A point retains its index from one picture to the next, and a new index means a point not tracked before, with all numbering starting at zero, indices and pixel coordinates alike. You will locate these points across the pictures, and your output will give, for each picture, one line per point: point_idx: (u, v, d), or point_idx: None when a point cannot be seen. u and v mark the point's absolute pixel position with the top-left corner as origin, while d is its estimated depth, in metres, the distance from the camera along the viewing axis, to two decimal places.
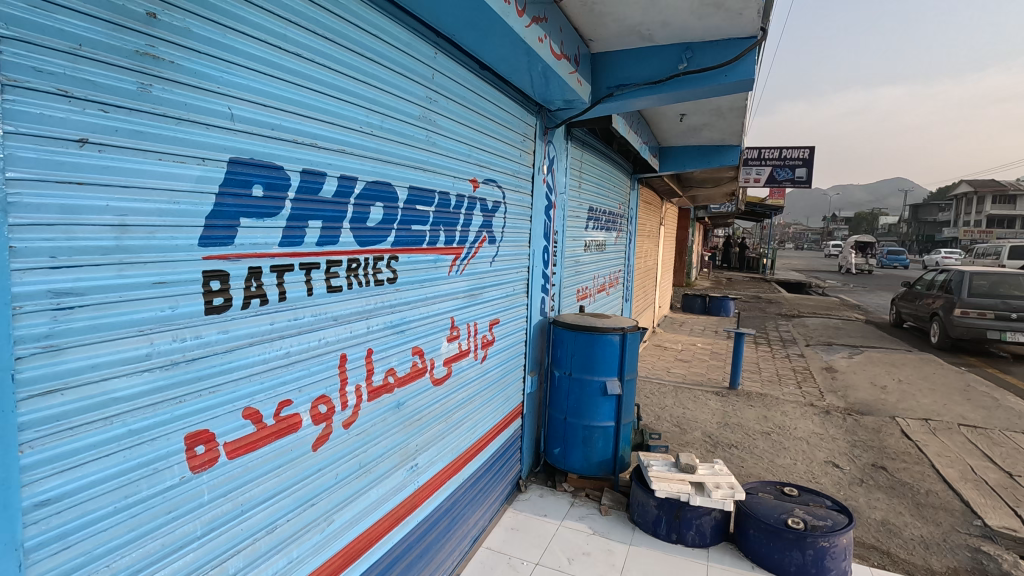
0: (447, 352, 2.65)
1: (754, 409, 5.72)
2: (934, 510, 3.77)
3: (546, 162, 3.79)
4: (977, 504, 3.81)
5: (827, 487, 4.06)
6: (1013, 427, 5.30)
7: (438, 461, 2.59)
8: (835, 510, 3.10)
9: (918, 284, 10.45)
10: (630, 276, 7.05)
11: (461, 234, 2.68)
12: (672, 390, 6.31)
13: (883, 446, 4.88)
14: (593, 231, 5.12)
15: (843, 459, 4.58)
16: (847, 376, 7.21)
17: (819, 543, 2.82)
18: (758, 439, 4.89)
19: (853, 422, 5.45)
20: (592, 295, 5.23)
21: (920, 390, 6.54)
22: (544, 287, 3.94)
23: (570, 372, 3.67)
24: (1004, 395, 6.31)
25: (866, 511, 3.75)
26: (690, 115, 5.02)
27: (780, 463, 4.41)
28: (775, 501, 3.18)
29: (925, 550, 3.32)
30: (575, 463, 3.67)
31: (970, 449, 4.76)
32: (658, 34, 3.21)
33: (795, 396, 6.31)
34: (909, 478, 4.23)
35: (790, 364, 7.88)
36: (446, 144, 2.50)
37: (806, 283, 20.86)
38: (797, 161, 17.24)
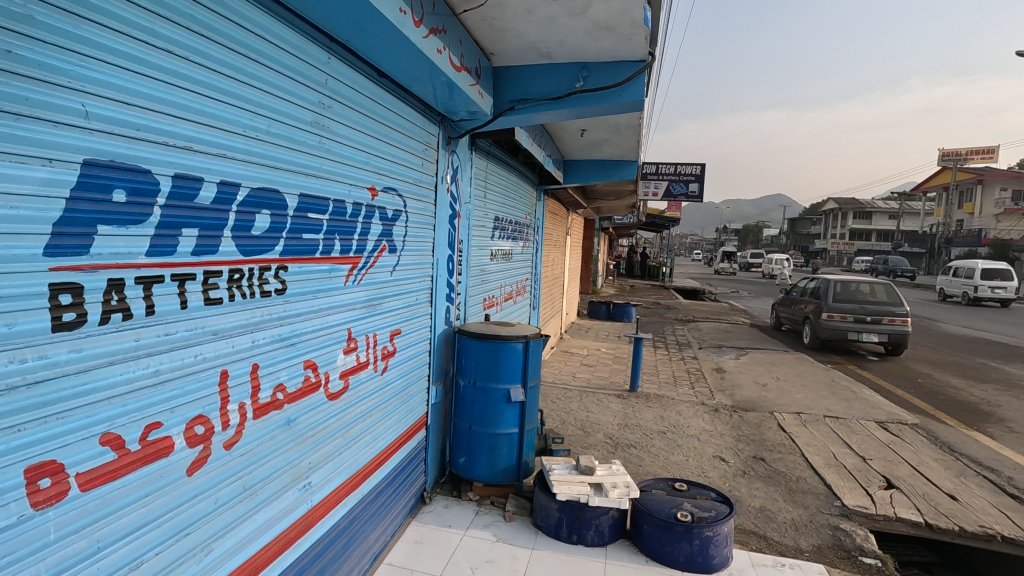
0: (344, 365, 2.57)
1: (652, 410, 6.05)
2: (803, 495, 4.20)
3: (450, 171, 3.80)
4: (837, 486, 4.28)
5: (714, 480, 4.39)
6: (868, 416, 6.02)
7: (334, 478, 2.50)
8: (719, 501, 3.35)
9: (793, 291, 11.59)
10: (537, 284, 7.22)
11: (358, 243, 2.63)
12: (577, 394, 6.52)
13: (763, 438, 5.35)
14: (499, 240, 5.19)
15: (729, 453, 4.96)
16: (733, 375, 7.84)
17: (704, 533, 3.03)
18: (654, 438, 5.18)
19: (738, 418, 5.93)
20: (498, 303, 5.28)
21: (794, 386, 7.24)
22: (448, 297, 3.94)
23: (475, 381, 3.68)
24: (861, 388, 7.15)
25: (747, 500, 4.09)
26: (590, 131, 5.26)
27: (674, 459, 4.70)
28: (666, 496, 3.38)
29: (795, 533, 3.68)
30: (480, 471, 3.69)
31: (833, 438, 5.34)
32: (556, 53, 3.34)
33: (689, 396, 6.75)
34: (783, 467, 4.67)
35: (684, 366, 8.43)
36: (342, 151, 2.43)
37: (700, 289, 22.48)
38: (690, 177, 18.55)
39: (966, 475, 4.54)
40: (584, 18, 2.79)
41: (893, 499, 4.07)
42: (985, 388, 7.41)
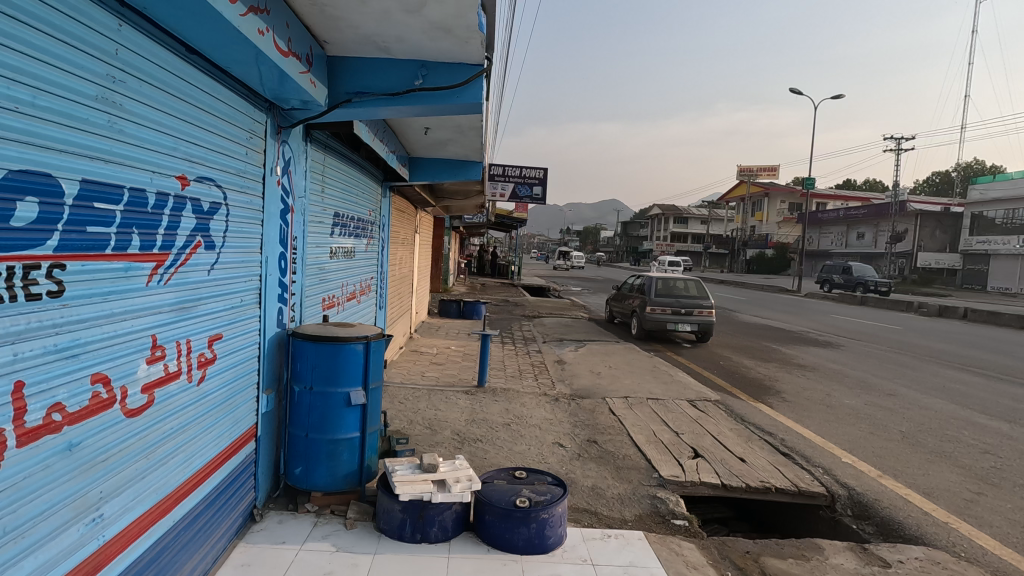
0: (147, 377, 2.26)
1: (498, 404, 6.25)
2: (628, 470, 4.67)
3: (280, 162, 3.53)
4: (655, 459, 4.84)
5: (553, 465, 4.69)
6: (681, 396, 6.89)
7: (134, 506, 2.19)
8: (554, 484, 3.58)
9: (623, 287, 12.80)
10: (384, 282, 7.04)
11: (165, 238, 2.33)
12: (425, 393, 6.50)
13: (596, 422, 5.84)
14: (339, 237, 4.95)
15: (566, 439, 5.34)
16: (572, 366, 8.43)
17: (540, 516, 3.22)
18: (499, 431, 5.37)
19: (575, 405, 6.40)
20: (339, 303, 5.04)
21: (623, 373, 8.00)
22: (281, 298, 3.66)
23: (311, 386, 3.48)
24: (676, 372, 8.15)
25: (582, 480, 4.43)
26: (434, 129, 5.27)
27: (517, 449, 4.92)
28: (507, 485, 3.53)
29: (621, 505, 4.08)
30: (318, 480, 3.50)
31: (653, 417, 6.02)
32: (394, 48, 3.29)
33: (532, 387, 7.11)
34: (612, 447, 5.15)
35: (529, 359, 8.86)
36: (141, 133, 2.14)
37: (545, 286, 23.78)
38: (534, 180, 19.52)
39: (752, 440, 5.42)
40: (420, 17, 2.79)
41: (699, 466, 4.71)
42: (767, 366, 8.92)
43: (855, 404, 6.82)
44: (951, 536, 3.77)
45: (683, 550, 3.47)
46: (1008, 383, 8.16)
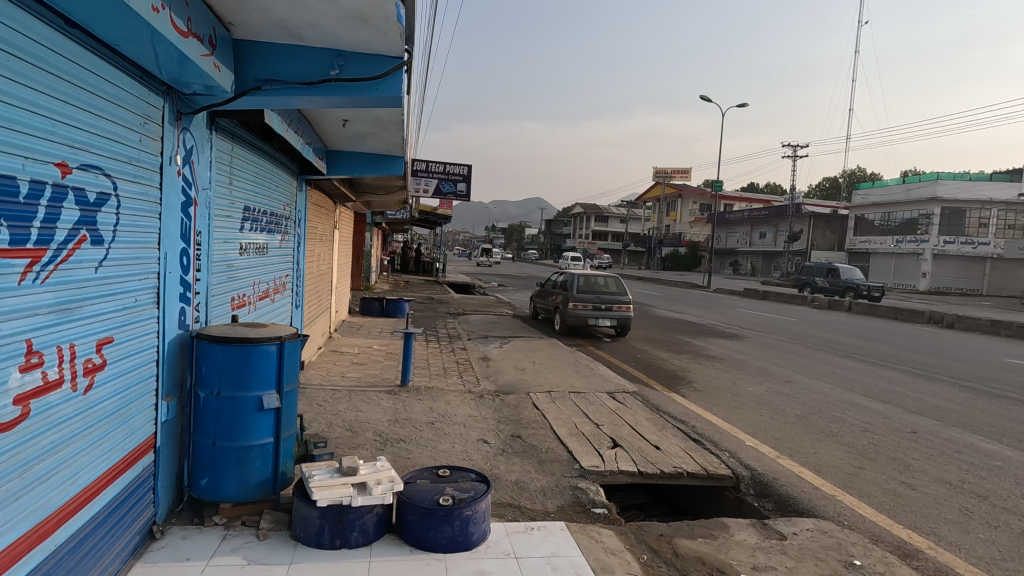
0: (21, 386, 2.03)
1: (421, 403, 6.18)
2: (551, 463, 4.78)
3: (181, 152, 3.28)
4: (576, 451, 4.98)
5: (477, 462, 4.70)
6: (601, 388, 7.14)
7: (7, 531, 1.96)
8: (477, 480, 3.59)
9: (546, 283, 13.05)
10: (300, 281, 6.73)
11: (41, 232, 2.10)
12: (346, 394, 6.29)
13: (520, 417, 5.92)
14: (250, 232, 4.67)
15: (491, 435, 5.36)
16: (497, 362, 8.48)
17: (464, 513, 3.22)
18: (423, 430, 5.31)
19: (500, 402, 6.45)
20: (250, 303, 4.76)
21: (546, 368, 8.17)
22: (184, 297, 3.41)
23: (218, 391, 3.27)
24: (597, 365, 8.42)
25: (506, 475, 4.48)
26: (353, 122, 5.11)
27: (441, 448, 4.89)
28: (430, 484, 3.49)
29: (544, 498, 4.16)
30: (227, 490, 3.30)
31: (574, 410, 6.20)
32: (308, 35, 3.16)
33: (457, 385, 7.09)
34: (536, 441, 5.24)
35: (453, 357, 8.82)
36: (9, 114, 1.92)
37: (470, 284, 23.74)
38: (458, 176, 19.42)
39: (667, 428, 5.71)
40: (335, 5, 2.70)
41: (617, 455, 4.90)
42: (680, 358, 9.43)
43: (757, 391, 7.38)
44: (837, 507, 4.17)
45: (603, 537, 3.60)
46: (884, 368, 9.14)
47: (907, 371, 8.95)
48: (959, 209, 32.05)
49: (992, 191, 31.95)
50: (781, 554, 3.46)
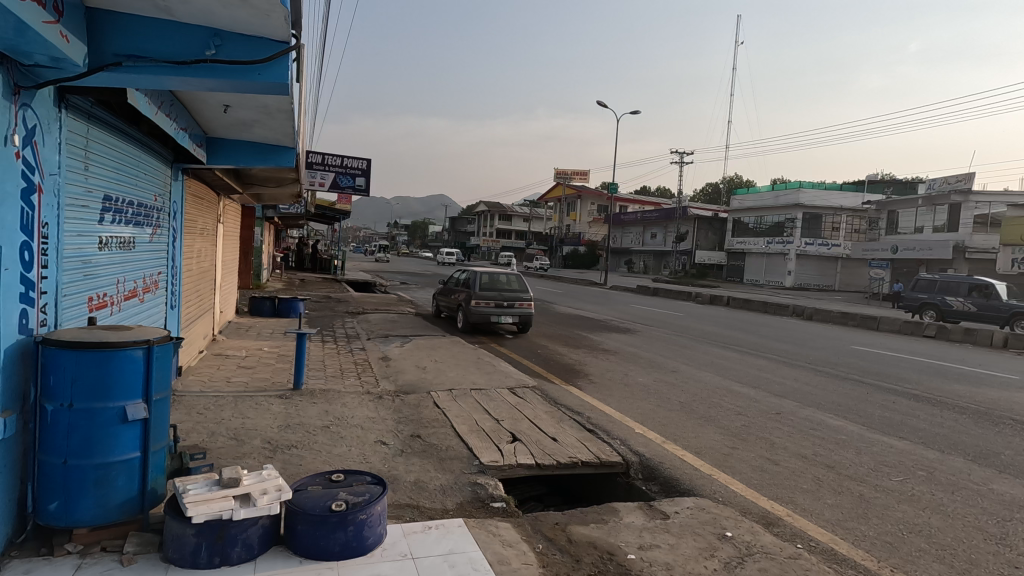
0: None
1: (316, 406, 5.90)
2: (451, 461, 4.77)
3: (20, 131, 2.86)
4: (476, 447, 5.02)
5: (375, 464, 4.58)
6: (502, 384, 7.24)
7: None
8: (373, 483, 3.49)
9: (449, 281, 13.00)
10: (176, 278, 6.15)
11: None
12: (230, 400, 5.85)
13: (420, 416, 5.85)
14: (112, 225, 4.20)
15: (389, 436, 5.24)
16: (397, 362, 8.31)
17: (358, 517, 3.12)
18: (317, 434, 5.07)
19: (399, 402, 6.32)
20: (113, 303, 4.27)
21: (448, 366, 8.14)
22: (26, 298, 2.99)
23: (69, 404, 2.90)
24: (498, 362, 8.54)
25: (404, 476, 4.41)
26: (235, 108, 4.76)
27: (336, 452, 4.70)
28: (322, 490, 3.35)
29: (443, 496, 4.15)
30: (83, 514, 2.95)
31: (475, 406, 6.24)
32: (178, 9, 2.92)
33: (354, 386, 6.85)
34: (436, 439, 5.21)
35: (351, 358, 8.52)
36: None
37: (371, 282, 23.04)
38: (357, 171, 18.75)
39: (564, 421, 5.91)
40: None
41: (516, 449, 5.00)
42: (578, 352, 9.81)
43: (647, 381, 7.86)
44: (713, 485, 4.57)
45: (501, 530, 3.66)
46: (754, 356, 10.15)
47: (773, 359, 9.99)
48: (817, 214, 36.32)
49: (842, 200, 36.53)
50: (664, 532, 3.72)
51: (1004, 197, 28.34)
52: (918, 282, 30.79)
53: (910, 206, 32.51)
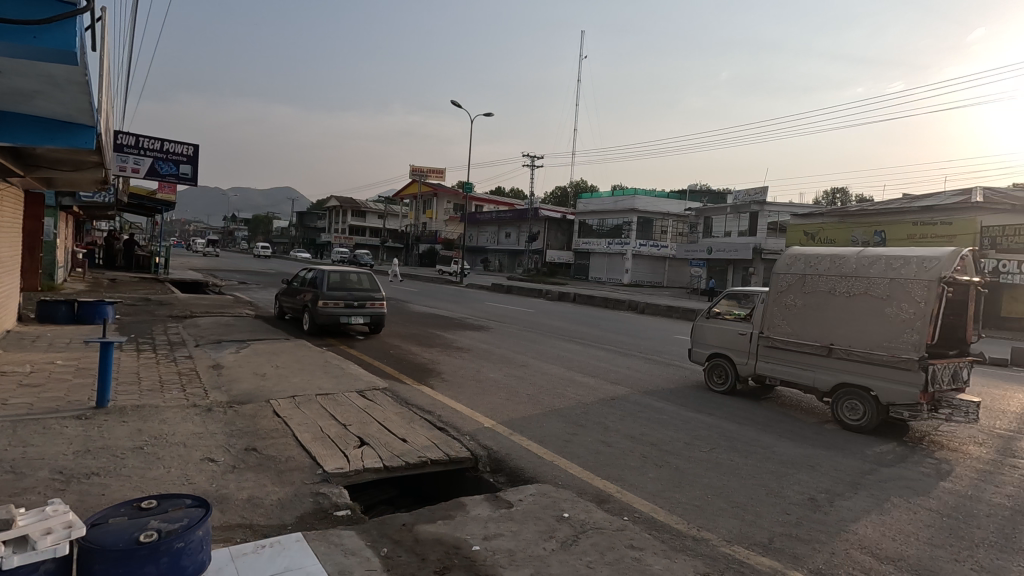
0: None
1: (126, 426, 5.14)
2: (290, 472, 4.47)
3: None
4: (320, 455, 4.77)
5: (200, 484, 4.12)
6: (350, 388, 6.96)
7: None
8: (193, 506, 3.14)
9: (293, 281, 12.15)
10: None
11: None
12: (7, 427, 4.85)
13: (257, 428, 5.39)
14: None
15: (218, 452, 4.75)
16: (231, 370, 7.57)
17: (175, 546, 2.78)
18: (127, 458, 4.43)
19: (232, 413, 5.76)
20: None
21: (291, 371, 7.61)
22: None
23: None
24: (348, 364, 8.19)
25: (235, 494, 4.03)
26: (8, 76, 3.97)
27: (151, 475, 4.15)
28: (128, 522, 2.93)
29: (281, 510, 3.88)
30: None
31: (320, 412, 5.92)
32: None
33: (177, 400, 6.10)
34: (274, 451, 4.84)
35: (175, 368, 7.56)
36: None
37: (201, 282, 20.63)
38: (181, 157, 16.67)
39: (414, 420, 5.87)
40: None
41: (364, 453, 4.86)
42: (431, 352, 9.80)
43: (497, 377, 8.11)
44: (554, 470, 4.88)
45: (343, 539, 3.52)
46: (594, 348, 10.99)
47: (611, 350, 10.94)
48: (649, 218, 40.44)
49: (669, 206, 41.12)
50: (508, 520, 3.88)
51: (788, 208, 34.17)
52: (727, 279, 35.82)
53: (721, 213, 37.69)
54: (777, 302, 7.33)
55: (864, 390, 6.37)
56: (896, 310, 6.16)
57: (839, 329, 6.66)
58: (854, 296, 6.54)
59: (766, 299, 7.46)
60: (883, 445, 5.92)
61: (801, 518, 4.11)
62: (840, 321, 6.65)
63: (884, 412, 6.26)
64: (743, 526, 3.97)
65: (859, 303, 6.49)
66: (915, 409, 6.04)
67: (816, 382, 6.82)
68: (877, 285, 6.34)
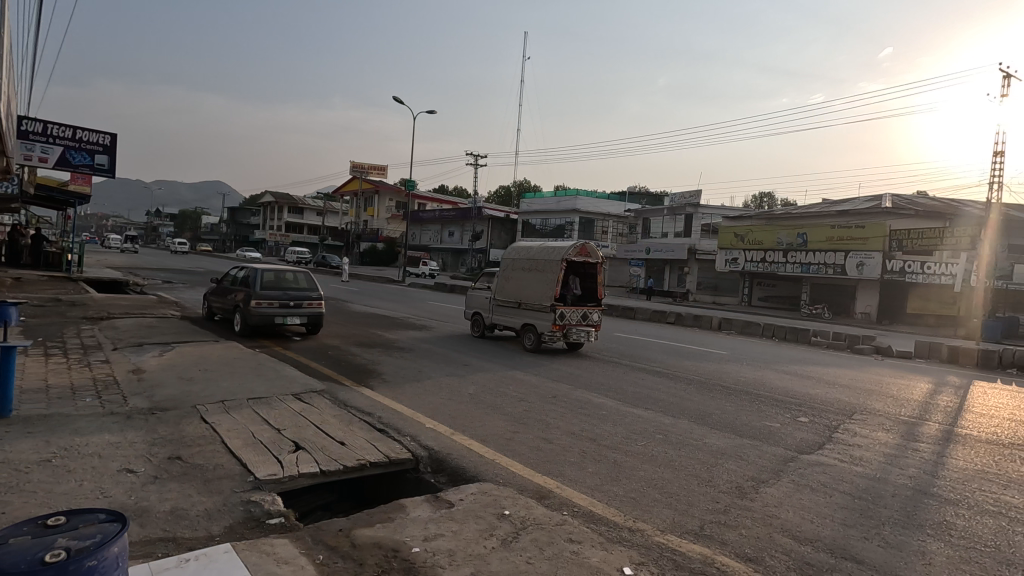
0: None
1: (32, 437, 4.73)
2: (219, 481, 4.26)
3: None
4: (252, 462, 4.57)
5: (117, 497, 3.85)
6: (285, 391, 6.71)
7: None
8: (108, 521, 2.93)
9: (223, 280, 11.57)
10: None
11: None
12: None
13: (182, 436, 5.09)
14: None
15: (139, 462, 4.46)
16: (154, 375, 7.11)
17: (85, 565, 2.57)
18: (32, 472, 4.07)
19: (154, 421, 5.42)
20: None
21: (221, 375, 7.25)
22: None
23: None
24: (283, 366, 7.89)
25: (157, 506, 3.79)
26: None
27: (61, 490, 3.84)
28: (31, 541, 2.69)
29: (208, 522, 3.68)
30: None
31: (252, 417, 5.66)
32: None
33: (91, 408, 5.67)
34: (201, 460, 4.59)
35: (89, 373, 7.03)
36: None
37: (121, 281, 19.29)
38: (96, 147, 15.52)
39: (353, 423, 5.73)
40: None
41: (299, 458, 4.69)
42: (371, 352, 9.59)
43: (439, 377, 8.05)
44: (496, 468, 4.90)
45: (276, 548, 3.39)
46: (488, 334, 12.24)
47: (553, 348, 11.10)
48: (591, 219, 41.33)
49: (609, 207, 42.18)
50: (448, 520, 3.86)
51: (720, 211, 35.87)
52: (664, 278, 37.16)
53: (658, 215, 39.04)
54: (503, 276, 11.73)
55: (534, 326, 10.62)
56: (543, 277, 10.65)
57: (528, 295, 10.96)
58: (534, 270, 10.98)
59: (503, 273, 11.69)
60: (803, 433, 6.33)
61: (729, 505, 4.33)
62: (522, 289, 11.06)
63: (537, 340, 10.57)
64: (676, 515, 4.13)
65: (528, 275, 11.07)
66: (554, 336, 10.33)
67: (506, 324, 11.24)
68: (549, 264, 10.69)
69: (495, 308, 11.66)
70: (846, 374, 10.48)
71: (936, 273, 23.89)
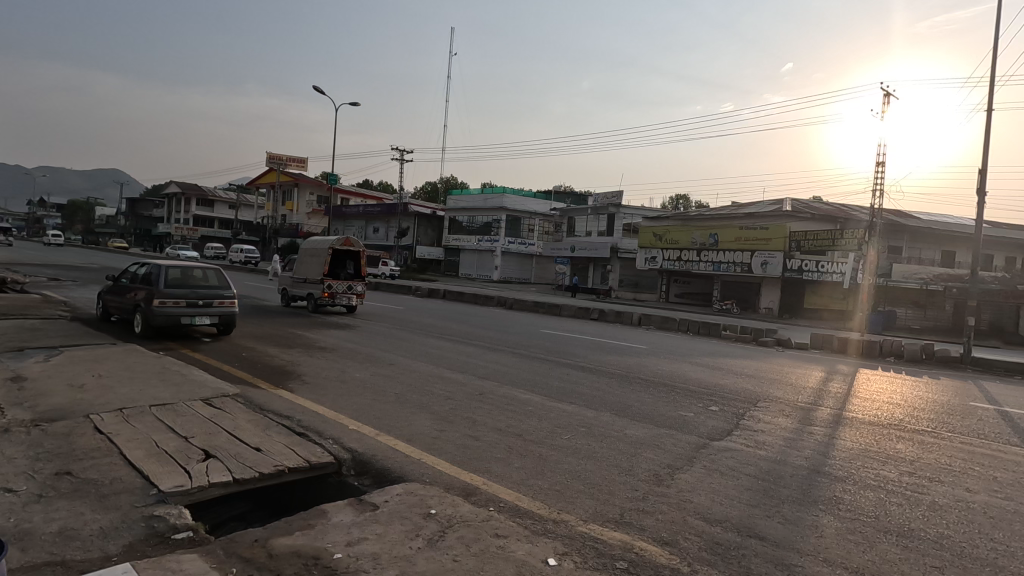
0: None
1: None
2: (116, 496, 3.91)
3: None
4: (155, 474, 4.23)
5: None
6: (194, 396, 6.27)
7: None
8: None
9: (121, 277, 10.61)
10: None
11: None
12: None
13: (72, 448, 4.63)
14: None
15: (20, 480, 4.01)
16: (38, 382, 6.41)
17: None
18: None
19: (39, 434, 4.89)
20: None
21: (119, 381, 6.65)
22: None
23: None
24: (191, 370, 7.38)
25: (42, 528, 3.43)
26: None
27: None
28: None
29: (102, 541, 3.38)
30: None
31: (156, 425, 5.25)
32: None
33: None
34: (96, 474, 4.20)
35: None
36: None
37: None
38: None
39: (270, 427, 5.46)
40: None
41: (209, 467, 4.40)
42: (290, 353, 9.17)
43: (363, 377, 7.85)
44: (422, 468, 4.84)
45: (183, 564, 3.17)
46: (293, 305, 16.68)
47: (480, 345, 11.13)
48: (517, 217, 41.77)
49: (536, 206, 42.82)
50: (372, 523, 3.78)
51: (640, 211, 37.43)
52: (588, 276, 38.28)
53: (582, 214, 40.12)
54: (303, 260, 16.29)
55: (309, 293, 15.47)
56: (313, 259, 15.56)
57: (305, 272, 15.74)
58: (312, 257, 15.93)
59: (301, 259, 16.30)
60: (714, 421, 6.75)
61: (647, 493, 4.54)
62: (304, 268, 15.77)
63: (317, 305, 15.03)
64: (598, 505, 4.28)
65: (314, 260, 15.59)
66: (325, 300, 15.04)
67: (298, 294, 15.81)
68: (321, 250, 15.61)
69: (294, 283, 16.30)
70: (751, 364, 11.30)
71: (829, 271, 26.25)
